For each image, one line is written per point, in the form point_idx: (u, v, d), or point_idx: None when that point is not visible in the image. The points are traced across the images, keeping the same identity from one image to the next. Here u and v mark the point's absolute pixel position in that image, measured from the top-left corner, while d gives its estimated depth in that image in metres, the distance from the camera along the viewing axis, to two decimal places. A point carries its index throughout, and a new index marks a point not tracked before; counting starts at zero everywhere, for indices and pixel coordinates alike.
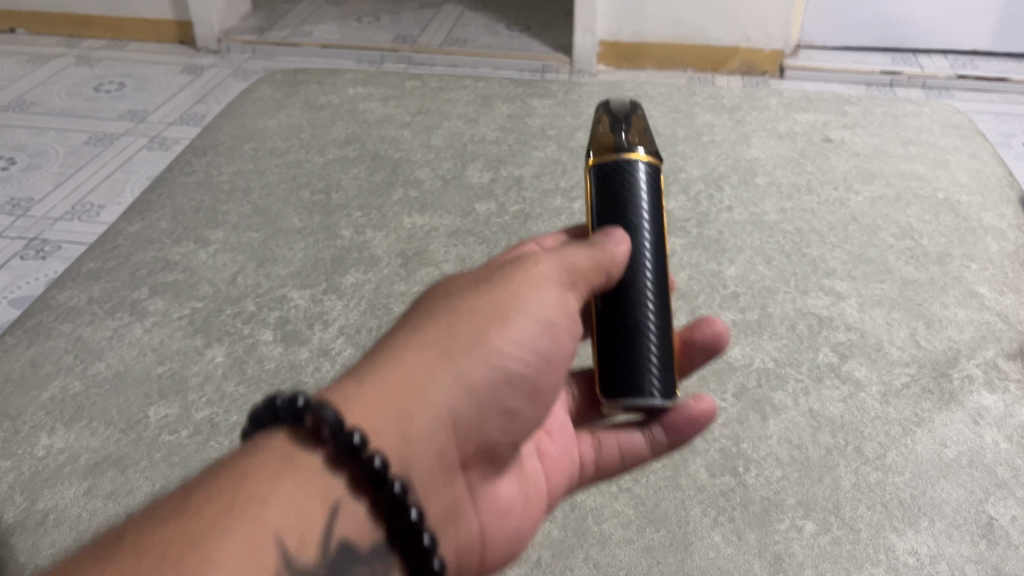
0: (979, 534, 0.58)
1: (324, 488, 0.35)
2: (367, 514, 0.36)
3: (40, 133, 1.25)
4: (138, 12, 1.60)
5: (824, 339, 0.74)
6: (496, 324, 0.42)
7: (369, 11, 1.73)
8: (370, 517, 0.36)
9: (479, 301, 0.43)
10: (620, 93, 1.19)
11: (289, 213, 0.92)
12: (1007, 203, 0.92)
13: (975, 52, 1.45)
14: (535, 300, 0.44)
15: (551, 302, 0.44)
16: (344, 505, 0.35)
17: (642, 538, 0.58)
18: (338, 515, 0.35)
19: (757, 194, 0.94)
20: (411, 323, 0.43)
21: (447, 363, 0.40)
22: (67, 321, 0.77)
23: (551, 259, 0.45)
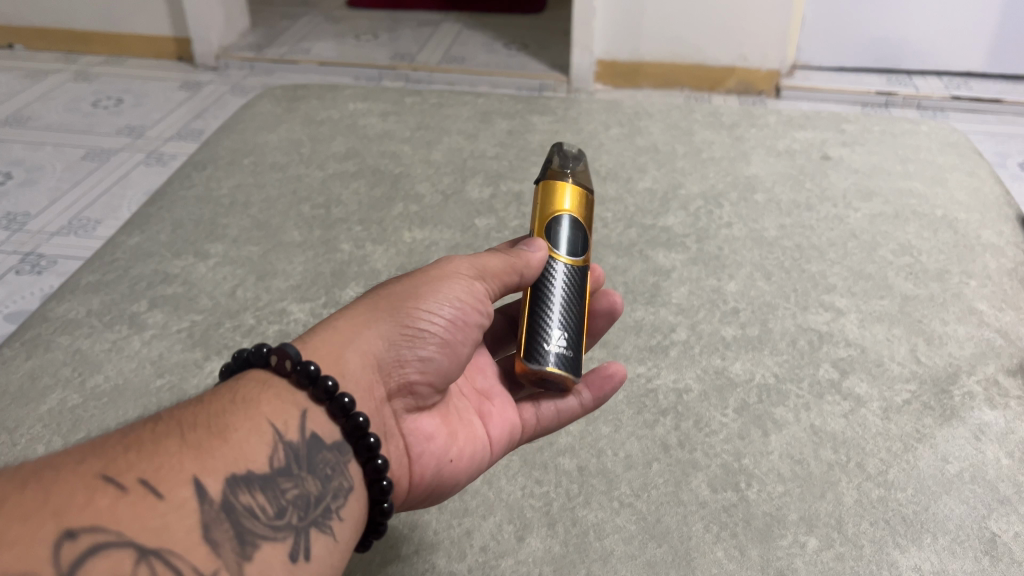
0: (982, 550, 0.57)
1: (287, 400, 0.46)
2: (324, 418, 0.46)
3: (37, 148, 1.25)
4: (137, 28, 1.61)
5: (825, 354, 0.74)
6: (414, 298, 0.52)
7: (367, 29, 1.74)
8: (327, 421, 0.47)
9: (405, 283, 0.53)
10: (620, 110, 1.20)
11: (289, 227, 0.91)
12: (1005, 221, 0.92)
13: (969, 73, 1.46)
14: (447, 281, 0.53)
15: (457, 287, 0.53)
16: (308, 410, 0.46)
17: (644, 554, 0.57)
18: (294, 419, 0.45)
19: (756, 211, 0.95)
20: (352, 301, 0.53)
21: (376, 322, 0.51)
22: (65, 334, 0.76)
23: (464, 257, 0.55)
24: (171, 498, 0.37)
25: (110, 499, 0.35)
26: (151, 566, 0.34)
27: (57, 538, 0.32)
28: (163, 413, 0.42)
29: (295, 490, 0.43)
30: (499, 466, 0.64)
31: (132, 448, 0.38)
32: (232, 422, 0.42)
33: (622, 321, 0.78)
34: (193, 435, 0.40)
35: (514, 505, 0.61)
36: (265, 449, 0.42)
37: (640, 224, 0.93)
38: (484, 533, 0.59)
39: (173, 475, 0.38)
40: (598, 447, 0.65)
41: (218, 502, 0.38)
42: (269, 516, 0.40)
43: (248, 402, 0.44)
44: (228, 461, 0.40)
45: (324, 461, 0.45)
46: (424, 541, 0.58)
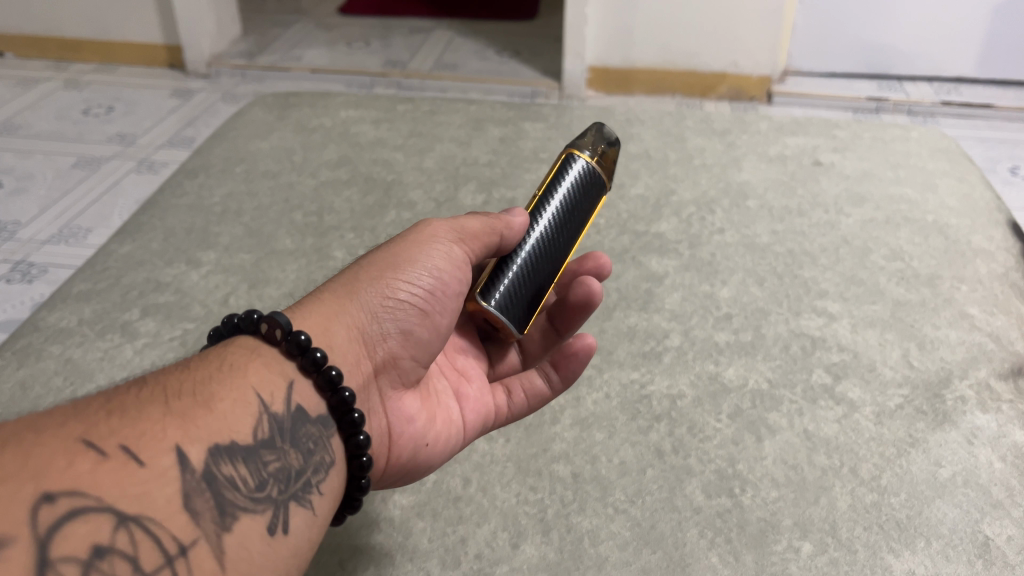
0: (976, 554, 0.57)
1: (276, 370, 0.47)
2: (310, 390, 0.48)
3: (27, 157, 1.24)
4: (129, 36, 1.61)
5: (817, 359, 0.74)
6: (395, 271, 0.55)
7: (359, 36, 1.74)
8: (311, 393, 0.48)
9: (385, 257, 0.56)
10: (612, 117, 1.20)
11: (281, 235, 0.91)
12: (995, 225, 0.92)
13: (958, 78, 1.47)
14: (426, 252, 0.57)
15: (435, 258, 0.56)
16: (295, 382, 0.48)
17: (639, 560, 0.57)
18: (281, 391, 0.46)
19: (748, 217, 0.95)
20: (333, 277, 0.56)
21: (361, 294, 0.54)
22: (56, 343, 0.76)
23: (443, 224, 0.59)
24: (152, 465, 0.37)
25: (90, 465, 0.35)
26: (129, 533, 0.35)
27: (35, 502, 0.33)
28: (149, 375, 0.43)
29: (277, 463, 0.44)
30: (493, 473, 0.64)
31: (116, 413, 0.39)
32: (219, 391, 0.43)
33: (615, 327, 0.78)
34: (178, 403, 0.41)
35: (508, 512, 0.61)
36: (250, 421, 0.43)
37: (633, 230, 0.93)
38: (479, 540, 0.59)
39: (156, 443, 0.38)
40: (592, 453, 0.65)
41: (200, 471, 0.39)
42: (250, 488, 0.42)
43: (236, 369, 0.46)
44: (212, 430, 0.41)
45: (307, 436, 0.47)
46: (417, 549, 0.58)
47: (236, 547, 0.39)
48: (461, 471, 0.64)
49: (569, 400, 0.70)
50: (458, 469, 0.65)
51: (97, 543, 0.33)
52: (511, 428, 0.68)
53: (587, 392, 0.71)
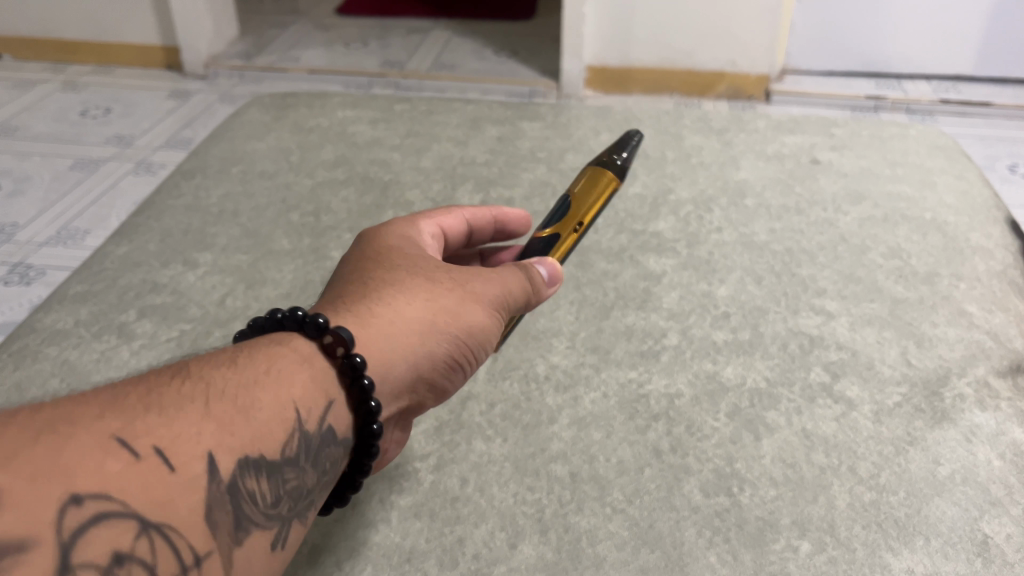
0: (975, 552, 0.57)
1: (321, 387, 0.47)
2: (344, 412, 0.48)
3: (24, 158, 1.24)
4: (125, 37, 1.60)
5: (815, 358, 0.74)
6: (455, 323, 0.53)
7: (356, 36, 1.74)
8: (341, 412, 0.48)
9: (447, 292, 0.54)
10: (609, 116, 1.20)
11: (278, 236, 0.91)
12: (993, 223, 0.92)
13: (957, 75, 1.47)
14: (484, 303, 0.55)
15: (489, 322, 0.55)
16: (334, 401, 0.47)
17: (637, 560, 0.57)
18: (317, 409, 0.46)
19: (747, 216, 0.95)
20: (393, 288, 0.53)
21: (423, 339, 0.52)
22: (53, 344, 0.76)
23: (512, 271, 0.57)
24: (183, 472, 0.37)
25: (121, 467, 0.35)
26: (150, 541, 0.34)
27: (63, 505, 0.32)
28: (192, 367, 0.42)
29: (295, 480, 0.44)
30: (490, 473, 0.64)
31: (153, 409, 0.38)
32: (259, 398, 0.43)
33: (613, 326, 0.78)
34: (218, 407, 0.40)
35: (506, 512, 0.61)
36: (283, 434, 0.43)
37: (631, 229, 0.93)
38: (476, 540, 0.59)
39: (190, 449, 0.38)
40: (590, 453, 0.65)
41: (227, 482, 0.39)
42: (265, 504, 0.41)
43: (282, 377, 0.45)
44: (245, 440, 0.41)
45: (328, 456, 0.47)
46: (415, 549, 0.58)
47: (244, 564, 0.39)
48: (459, 471, 0.64)
49: (566, 400, 0.70)
50: (456, 470, 0.64)
51: (118, 550, 0.33)
52: (508, 428, 0.68)
53: (585, 391, 0.71)
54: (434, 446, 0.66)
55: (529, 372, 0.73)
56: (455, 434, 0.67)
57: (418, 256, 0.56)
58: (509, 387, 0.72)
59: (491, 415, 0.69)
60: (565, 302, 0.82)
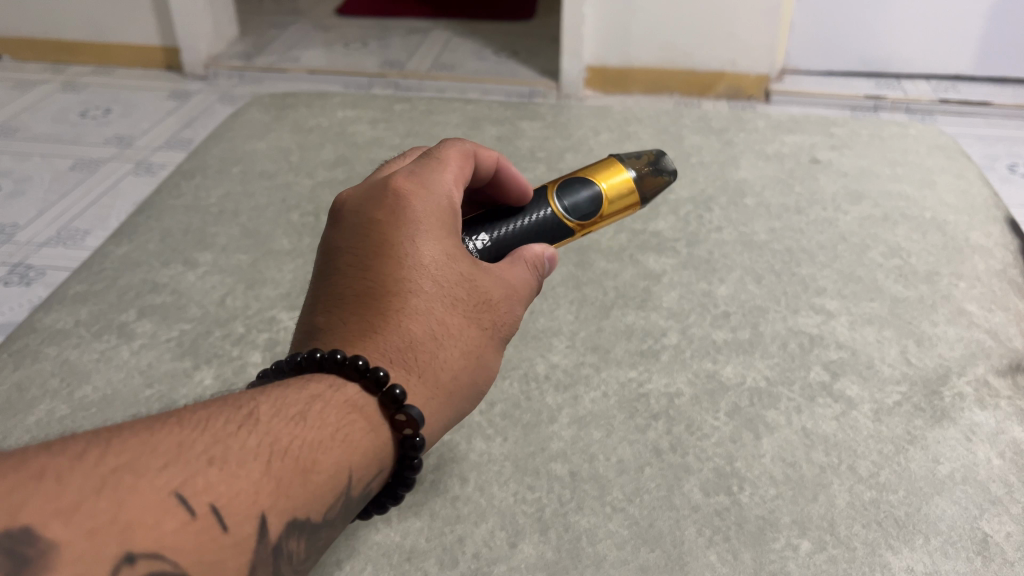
0: (975, 551, 0.57)
1: (377, 458, 0.46)
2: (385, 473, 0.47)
3: (24, 158, 1.24)
4: (125, 37, 1.61)
5: (815, 357, 0.74)
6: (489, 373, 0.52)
7: (356, 37, 1.74)
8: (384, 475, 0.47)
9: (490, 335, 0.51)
10: (609, 116, 1.20)
11: (277, 235, 0.91)
12: (993, 222, 0.92)
13: (956, 75, 1.47)
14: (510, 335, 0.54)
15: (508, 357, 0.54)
16: (384, 467, 0.47)
17: (637, 559, 0.57)
18: (370, 473, 0.45)
19: (746, 215, 0.95)
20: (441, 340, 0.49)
21: (464, 395, 0.51)
22: (53, 344, 0.76)
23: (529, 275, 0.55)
24: (233, 533, 0.37)
25: (177, 525, 0.35)
26: None
27: (117, 562, 0.32)
28: (262, 416, 0.42)
29: (329, 537, 0.44)
30: (490, 472, 0.64)
31: (216, 463, 0.38)
32: (321, 459, 0.42)
33: (613, 325, 0.78)
34: (278, 466, 0.40)
35: (506, 511, 0.61)
36: (332, 496, 0.43)
37: (631, 229, 0.93)
38: (476, 539, 0.59)
39: (244, 509, 0.38)
40: (590, 452, 0.65)
41: (272, 543, 0.39)
42: (301, 563, 0.41)
43: (348, 442, 0.44)
44: (297, 503, 0.40)
45: (358, 512, 0.46)
46: (415, 548, 0.58)
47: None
48: (459, 470, 0.64)
49: (566, 399, 0.70)
50: (455, 469, 0.64)
51: None
52: (508, 427, 0.68)
53: (585, 391, 0.71)
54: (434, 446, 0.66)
55: (529, 371, 0.73)
56: (455, 434, 0.67)
57: (459, 277, 0.51)
58: (509, 386, 0.72)
59: (490, 414, 0.69)
60: (565, 301, 0.82)
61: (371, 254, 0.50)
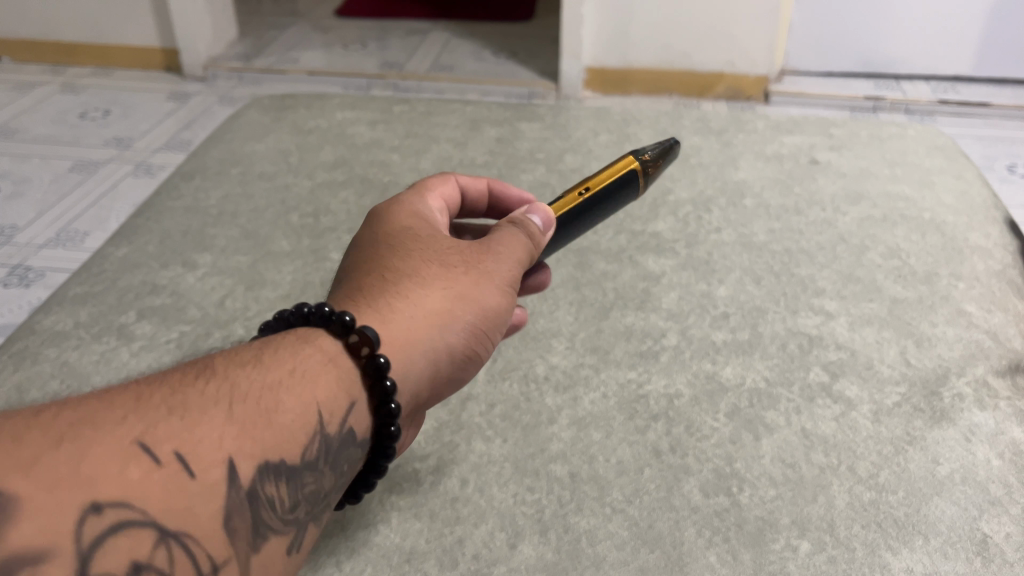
0: (975, 551, 0.57)
1: (343, 388, 0.46)
2: (365, 413, 0.47)
3: (24, 160, 1.24)
4: (125, 39, 1.61)
5: (815, 357, 0.74)
6: (474, 308, 0.52)
7: (355, 38, 1.74)
8: (365, 416, 0.47)
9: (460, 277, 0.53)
10: (609, 117, 1.20)
11: (277, 236, 0.91)
12: (992, 223, 0.92)
13: (955, 76, 1.47)
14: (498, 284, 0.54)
15: (507, 302, 0.54)
16: (357, 402, 0.47)
17: (637, 560, 0.57)
18: (341, 411, 0.46)
19: (746, 215, 0.95)
20: (409, 284, 0.52)
21: (442, 333, 0.51)
22: (52, 346, 0.76)
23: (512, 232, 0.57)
24: (202, 478, 0.37)
25: (141, 473, 0.35)
26: (168, 550, 0.34)
27: (83, 512, 0.32)
28: (221, 365, 0.42)
29: (313, 484, 0.44)
30: (490, 474, 0.64)
31: (177, 411, 0.38)
32: (284, 401, 0.43)
33: (612, 327, 0.78)
34: (240, 409, 0.40)
35: (506, 512, 0.61)
36: (305, 437, 0.43)
37: (630, 230, 0.93)
38: (476, 541, 0.59)
39: (212, 455, 0.38)
40: (589, 453, 0.65)
41: (245, 487, 0.39)
42: (282, 507, 0.42)
43: (309, 378, 0.45)
44: (266, 446, 0.41)
45: (347, 458, 0.46)
46: (415, 550, 0.58)
47: (261, 568, 0.40)
48: (458, 471, 0.64)
49: (566, 400, 0.70)
50: (455, 470, 0.64)
51: (135, 560, 0.33)
52: (508, 428, 0.68)
53: (585, 392, 0.71)
54: (434, 447, 0.66)
55: (529, 372, 0.73)
56: (455, 435, 0.67)
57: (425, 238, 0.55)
58: (509, 387, 0.72)
59: (490, 415, 0.69)
60: (564, 303, 0.82)
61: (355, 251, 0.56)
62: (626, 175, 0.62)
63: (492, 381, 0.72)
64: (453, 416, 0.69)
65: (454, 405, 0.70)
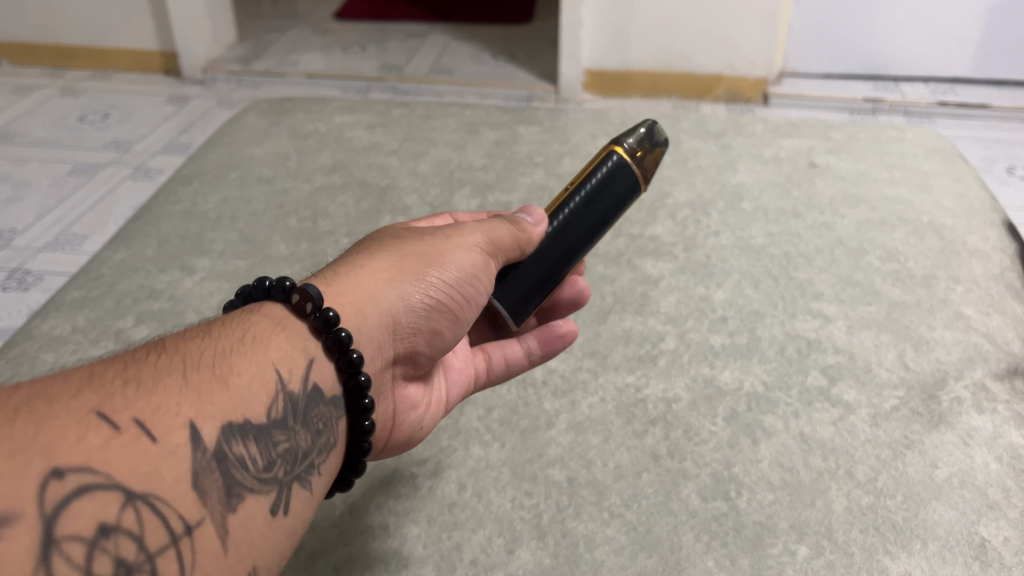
0: (973, 556, 0.57)
1: (299, 346, 0.47)
2: (329, 371, 0.48)
3: (22, 164, 1.24)
4: (124, 42, 1.61)
5: (813, 361, 0.74)
6: (436, 264, 0.55)
7: (354, 41, 1.74)
8: (329, 372, 0.48)
9: (423, 244, 0.56)
10: (608, 120, 1.20)
11: (275, 241, 0.91)
12: (991, 225, 0.92)
13: (954, 78, 1.47)
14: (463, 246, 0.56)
15: (474, 259, 0.56)
16: (316, 358, 0.48)
17: (634, 565, 0.57)
18: (299, 369, 0.46)
19: (744, 219, 0.95)
20: (373, 250, 0.55)
21: (399, 284, 0.53)
22: (50, 350, 0.76)
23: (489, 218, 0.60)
24: (165, 442, 0.37)
25: (102, 439, 0.35)
26: (136, 511, 0.34)
27: (44, 478, 0.32)
28: (170, 341, 0.43)
29: (286, 443, 0.44)
30: (487, 479, 0.64)
31: (131, 382, 0.38)
32: (238, 365, 0.43)
33: (610, 331, 0.78)
34: (196, 375, 0.41)
35: (503, 517, 0.61)
36: (266, 399, 0.43)
37: (628, 233, 0.93)
38: (473, 546, 0.58)
39: (171, 420, 0.38)
40: (587, 458, 0.65)
41: (212, 449, 0.39)
42: (258, 469, 0.42)
43: (261, 341, 0.46)
44: (227, 408, 0.41)
45: (318, 416, 0.47)
46: (413, 555, 0.58)
47: (242, 527, 0.40)
48: (456, 476, 0.64)
49: (564, 404, 0.70)
50: (453, 475, 0.64)
51: (103, 522, 0.33)
52: (506, 433, 0.68)
53: (583, 396, 0.71)
54: (431, 452, 0.66)
55: (527, 377, 0.73)
56: (452, 440, 0.67)
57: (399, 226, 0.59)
58: (507, 392, 0.72)
59: (488, 420, 0.69)
60: None
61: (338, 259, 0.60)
62: (608, 169, 0.57)
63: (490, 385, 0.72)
64: (451, 421, 0.69)
65: (452, 410, 0.70)
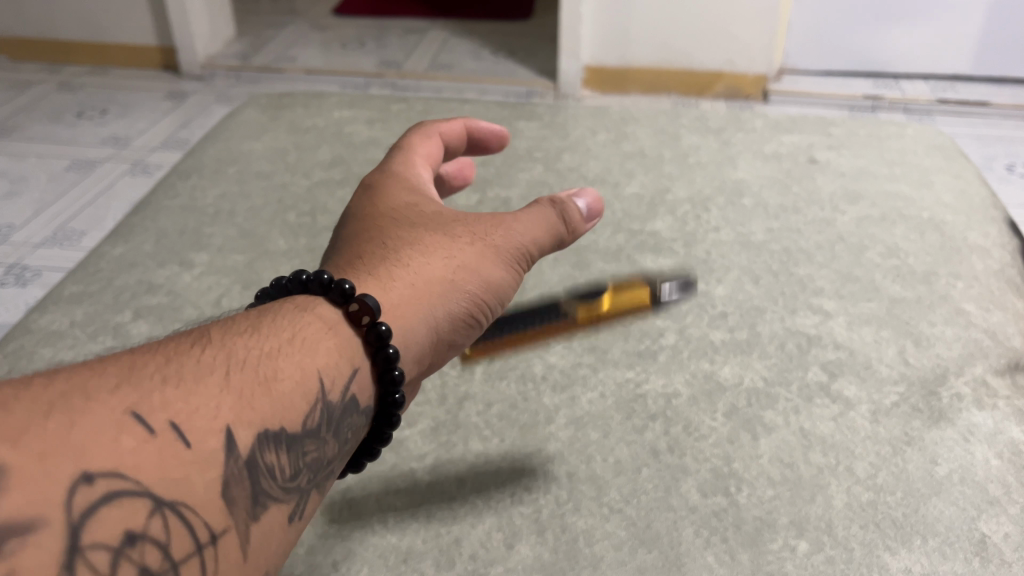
0: (973, 552, 0.57)
1: (345, 355, 0.48)
2: (367, 381, 0.49)
3: (20, 159, 1.24)
4: (122, 37, 1.60)
5: (813, 357, 0.74)
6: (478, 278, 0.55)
7: (353, 37, 1.74)
8: (367, 383, 0.49)
9: (465, 251, 0.56)
10: (607, 116, 1.20)
11: (274, 236, 0.91)
12: (991, 222, 0.92)
13: (955, 76, 1.47)
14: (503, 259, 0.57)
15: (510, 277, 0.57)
16: (359, 368, 0.48)
17: (634, 560, 0.57)
18: (341, 378, 0.47)
19: (744, 215, 0.95)
20: (417, 250, 0.55)
21: (445, 300, 0.54)
22: (48, 345, 0.75)
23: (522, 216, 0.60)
24: (198, 450, 0.37)
25: (136, 442, 0.35)
26: (164, 519, 0.35)
27: (75, 481, 0.32)
28: (214, 336, 0.43)
29: (314, 453, 0.44)
30: (487, 474, 0.64)
31: (170, 381, 0.39)
32: (280, 369, 0.44)
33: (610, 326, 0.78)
34: (237, 378, 0.41)
35: (502, 513, 0.60)
36: (304, 406, 0.44)
37: (628, 229, 0.93)
38: (473, 541, 0.58)
39: (206, 424, 0.38)
40: (587, 453, 0.65)
41: (243, 457, 0.40)
42: (284, 478, 0.42)
43: (307, 346, 0.46)
44: (263, 415, 0.41)
45: (349, 425, 0.47)
46: (412, 550, 0.58)
47: (262, 537, 0.40)
48: (455, 471, 0.64)
49: (563, 400, 0.70)
50: (452, 470, 0.64)
51: (131, 529, 0.33)
52: (505, 428, 0.67)
53: (582, 391, 0.71)
54: (430, 447, 0.66)
55: (527, 372, 0.73)
56: (452, 435, 0.67)
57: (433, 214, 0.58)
58: (506, 387, 0.72)
59: (487, 414, 0.69)
60: None
61: (362, 216, 0.59)
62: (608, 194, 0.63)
63: (489, 380, 0.72)
64: (451, 416, 0.69)
65: (451, 405, 0.70)
